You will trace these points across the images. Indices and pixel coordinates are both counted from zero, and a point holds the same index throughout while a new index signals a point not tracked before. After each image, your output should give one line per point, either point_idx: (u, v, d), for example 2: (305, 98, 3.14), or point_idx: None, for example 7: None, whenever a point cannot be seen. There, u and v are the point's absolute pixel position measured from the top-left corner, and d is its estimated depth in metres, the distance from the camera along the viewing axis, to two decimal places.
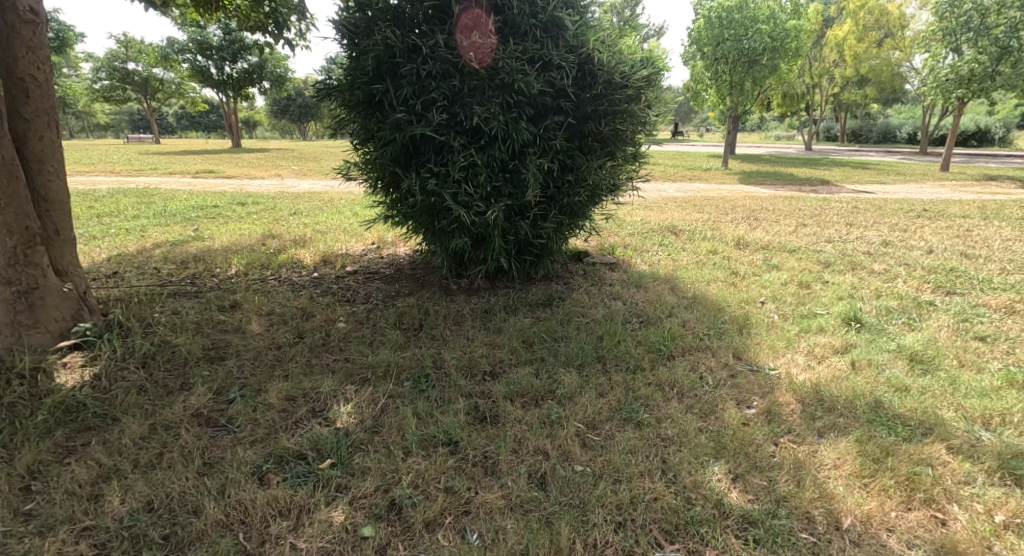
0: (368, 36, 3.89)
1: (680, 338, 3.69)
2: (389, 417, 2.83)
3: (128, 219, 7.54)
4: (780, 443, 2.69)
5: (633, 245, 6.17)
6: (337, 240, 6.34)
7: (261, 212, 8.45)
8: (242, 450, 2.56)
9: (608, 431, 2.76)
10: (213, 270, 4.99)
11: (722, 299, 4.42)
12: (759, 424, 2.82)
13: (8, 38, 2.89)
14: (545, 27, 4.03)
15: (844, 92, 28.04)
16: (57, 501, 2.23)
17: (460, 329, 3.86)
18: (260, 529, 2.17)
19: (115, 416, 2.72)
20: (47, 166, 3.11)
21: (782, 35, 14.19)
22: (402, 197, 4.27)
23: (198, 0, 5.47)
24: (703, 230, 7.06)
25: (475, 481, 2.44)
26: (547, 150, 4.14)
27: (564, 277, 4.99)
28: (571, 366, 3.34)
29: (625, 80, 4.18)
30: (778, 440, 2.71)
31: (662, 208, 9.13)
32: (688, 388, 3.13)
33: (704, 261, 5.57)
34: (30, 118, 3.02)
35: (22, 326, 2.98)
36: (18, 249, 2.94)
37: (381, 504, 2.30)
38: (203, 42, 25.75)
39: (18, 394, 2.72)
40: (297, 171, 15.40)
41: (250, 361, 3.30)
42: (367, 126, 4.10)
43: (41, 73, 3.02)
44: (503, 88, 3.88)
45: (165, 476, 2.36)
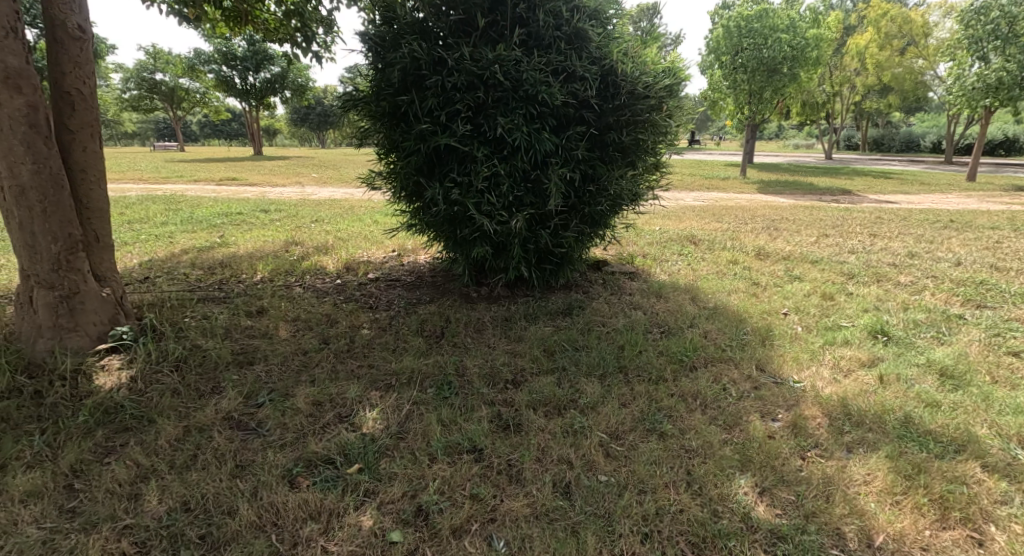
0: (394, 49, 3.98)
1: (702, 349, 3.68)
2: (414, 423, 2.87)
3: (156, 225, 7.75)
4: (807, 457, 2.66)
5: (652, 254, 6.16)
6: (359, 247, 6.44)
7: (284, 219, 8.64)
8: (273, 453, 2.61)
9: (632, 441, 2.76)
10: (239, 276, 5.11)
11: (744, 310, 4.40)
12: (786, 437, 2.80)
13: (57, 54, 3.02)
14: (569, 39, 4.08)
15: (865, 101, 27.70)
16: (99, 499, 2.31)
17: (481, 337, 3.89)
18: (292, 531, 2.22)
19: (150, 417, 2.80)
20: (89, 175, 3.22)
21: (802, 44, 14.09)
22: (425, 206, 4.33)
23: (229, 15, 5.65)
24: (722, 239, 7.04)
25: (500, 488, 2.46)
26: (569, 160, 4.17)
27: (584, 286, 5.00)
28: (593, 376, 3.35)
29: (647, 91, 4.21)
30: (805, 454, 2.69)
31: (680, 217, 9.12)
32: (712, 399, 3.12)
33: (724, 271, 5.54)
34: (75, 130, 3.14)
35: (62, 329, 3.09)
36: (62, 255, 3.05)
37: (409, 510, 2.33)
38: (228, 53, 26.47)
39: (61, 395, 2.83)
40: (317, 179, 15.68)
41: (277, 366, 3.37)
42: (393, 136, 4.17)
43: (85, 87, 3.14)
44: (527, 99, 3.93)
45: (199, 478, 2.42)
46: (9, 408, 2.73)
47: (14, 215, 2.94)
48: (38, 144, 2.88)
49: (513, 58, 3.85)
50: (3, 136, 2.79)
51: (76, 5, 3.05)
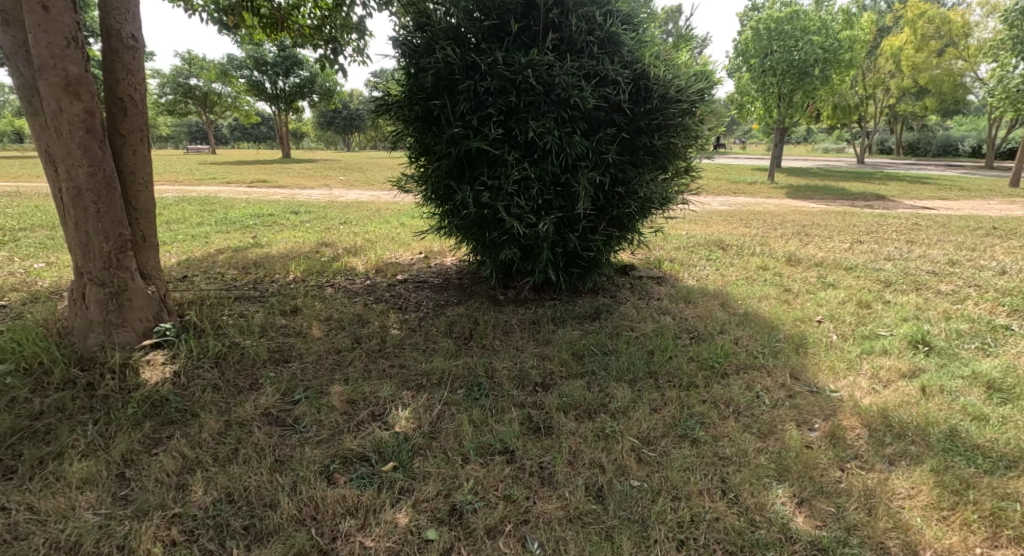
0: (428, 54, 4.03)
1: (734, 355, 3.63)
2: (446, 423, 2.91)
3: (192, 225, 7.99)
4: (846, 469, 2.61)
5: (680, 259, 6.11)
6: (387, 249, 6.54)
7: (314, 220, 8.83)
8: (310, 449, 2.67)
9: (664, 447, 2.74)
10: (272, 276, 5.23)
11: (776, 316, 4.32)
12: (823, 447, 2.74)
13: (111, 61, 3.15)
14: (601, 44, 4.07)
15: (901, 104, 26.97)
16: (149, 488, 2.39)
17: (509, 339, 3.91)
18: (331, 526, 2.27)
19: (194, 412, 2.89)
20: (138, 177, 3.35)
21: (835, 46, 13.77)
22: (455, 209, 4.37)
23: (265, 22, 5.81)
24: (751, 244, 6.93)
25: (533, 490, 2.48)
26: (600, 164, 4.17)
27: (611, 290, 4.98)
28: (623, 381, 3.33)
29: (679, 94, 4.18)
30: (844, 466, 2.63)
31: (707, 221, 9.01)
32: (745, 407, 3.08)
33: (755, 277, 5.45)
34: (126, 134, 3.26)
35: (111, 325, 3.21)
36: (112, 254, 3.17)
37: (444, 509, 2.36)
38: (259, 58, 27.14)
39: (110, 387, 2.94)
40: (345, 181, 16.07)
41: (312, 365, 3.44)
42: (424, 140, 4.23)
43: (136, 93, 3.26)
44: (559, 103, 3.94)
45: (241, 470, 2.50)
46: (64, 399, 2.83)
47: (70, 215, 3.08)
48: (94, 148, 3.00)
49: (546, 62, 3.86)
50: (61, 140, 2.92)
51: (130, 14, 3.17)
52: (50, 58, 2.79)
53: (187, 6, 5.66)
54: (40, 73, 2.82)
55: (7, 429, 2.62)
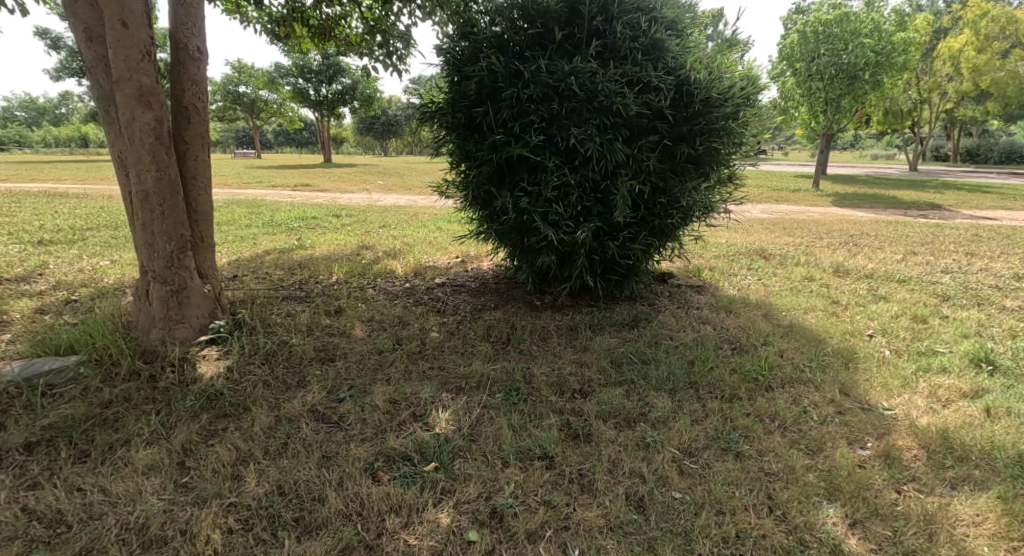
0: (472, 62, 4.10)
1: (779, 368, 3.54)
2: (485, 427, 2.94)
3: (240, 227, 8.30)
4: (903, 491, 2.52)
5: (720, 267, 6.00)
6: (425, 252, 6.65)
7: (354, 224, 9.06)
8: (354, 447, 2.75)
9: (706, 460, 2.70)
10: (316, 277, 5.39)
11: (823, 329, 4.20)
12: (878, 467, 2.65)
13: (178, 73, 3.33)
14: (645, 50, 4.06)
15: (959, 109, 25.76)
16: (207, 477, 2.51)
17: (546, 345, 3.93)
18: (376, 522, 2.33)
19: (246, 406, 3.02)
20: (199, 182, 3.51)
21: (888, 49, 13.27)
22: (495, 214, 4.42)
23: (314, 31, 6.02)
24: (795, 254, 6.74)
25: (573, 497, 2.48)
26: (640, 171, 4.13)
27: (649, 297, 4.92)
28: (663, 390, 3.29)
29: (724, 99, 4.10)
30: (900, 488, 2.54)
31: (748, 229, 8.81)
32: (792, 422, 3.00)
33: (800, 287, 5.31)
34: (189, 140, 3.43)
35: (172, 321, 3.38)
36: (174, 253, 3.34)
37: (485, 511, 2.39)
38: (304, 66, 27.99)
39: (170, 380, 3.09)
40: (384, 185, 16.41)
41: (355, 364, 3.54)
42: (466, 147, 4.29)
43: (201, 103, 3.44)
44: (601, 110, 3.95)
45: (291, 464, 2.60)
46: (130, 389, 2.99)
47: (138, 216, 3.25)
48: (162, 153, 3.17)
49: (589, 69, 3.88)
50: (133, 146, 3.10)
51: (196, 29, 3.35)
52: (126, 70, 2.98)
53: (241, 19, 5.92)
54: (117, 84, 3.00)
55: (81, 415, 2.78)
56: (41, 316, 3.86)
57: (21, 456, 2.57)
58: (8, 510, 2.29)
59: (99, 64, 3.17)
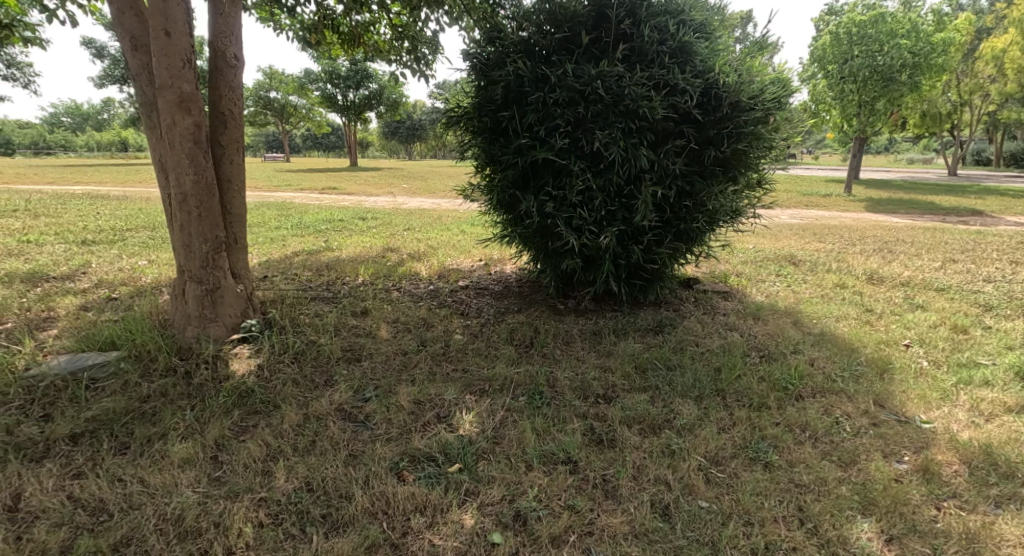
0: (499, 67, 4.14)
1: (809, 377, 3.47)
2: (509, 429, 2.96)
3: (270, 229, 8.50)
4: (942, 508, 2.46)
5: (747, 273, 5.92)
6: (449, 255, 6.70)
7: (380, 226, 9.18)
8: (380, 446, 2.79)
9: (733, 469, 2.67)
10: (343, 278, 5.48)
11: (856, 338, 4.10)
12: (915, 482, 2.59)
13: (216, 79, 3.43)
14: (673, 53, 4.04)
15: (1000, 112, 24.89)
16: (239, 472, 2.58)
17: (570, 349, 3.93)
18: (401, 521, 2.36)
19: (276, 403, 3.09)
20: (234, 185, 3.61)
21: (926, 50, 12.90)
22: (519, 218, 4.44)
23: (344, 38, 6.13)
24: (826, 260, 6.61)
25: (597, 502, 2.48)
26: (666, 175, 4.10)
27: (674, 303, 4.88)
28: (689, 397, 3.26)
29: (753, 102, 4.05)
30: (940, 504, 2.47)
31: (776, 235, 8.66)
32: (823, 433, 2.94)
33: (831, 295, 5.20)
34: (225, 145, 3.53)
35: (206, 319, 3.48)
36: (209, 254, 3.44)
37: (509, 514, 2.41)
38: (333, 72, 28.50)
39: (204, 376, 3.18)
40: (409, 189, 16.59)
41: (381, 364, 3.60)
42: (492, 151, 4.32)
43: (237, 108, 3.54)
44: (627, 114, 3.94)
45: (319, 461, 2.65)
46: (167, 385, 3.09)
47: (176, 218, 3.36)
48: (200, 157, 3.27)
49: (616, 73, 3.88)
50: (173, 150, 3.20)
51: (234, 37, 3.45)
52: (169, 77, 3.08)
53: (275, 26, 6.08)
54: (160, 91, 3.12)
55: (121, 409, 2.88)
56: (84, 313, 4.01)
57: (66, 447, 2.67)
58: (54, 498, 2.38)
59: (142, 71, 3.29)
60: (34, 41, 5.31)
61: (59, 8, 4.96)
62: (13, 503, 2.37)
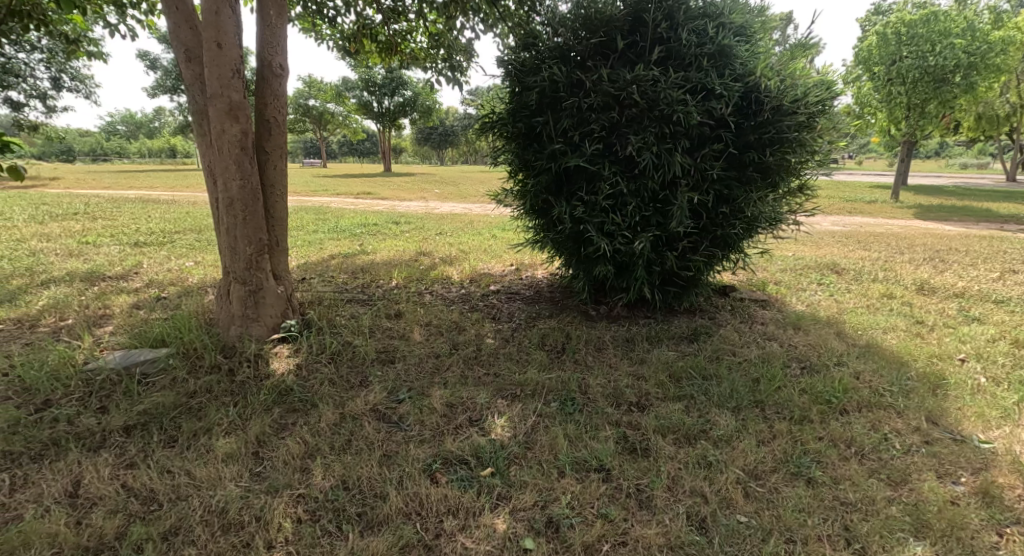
0: (534, 73, 4.16)
1: (855, 391, 3.36)
2: (540, 435, 2.95)
3: (308, 233, 8.70)
4: (1004, 534, 2.35)
5: (787, 282, 5.77)
6: (481, 260, 6.74)
7: (413, 231, 9.30)
8: (413, 447, 2.83)
9: (774, 484, 2.60)
10: (377, 281, 5.57)
11: (905, 351, 3.95)
12: (974, 506, 2.48)
13: (262, 88, 3.54)
14: (712, 57, 3.98)
15: None
16: (278, 468, 2.65)
17: (602, 356, 3.90)
18: (434, 523, 2.39)
19: (314, 402, 3.16)
20: (277, 190, 3.72)
21: (983, 50, 12.33)
22: (551, 223, 4.44)
23: (381, 47, 6.25)
24: (872, 269, 6.38)
25: (630, 512, 2.45)
26: (703, 180, 4.04)
27: (709, 310, 4.79)
28: (726, 408, 3.20)
29: (795, 106, 3.96)
30: (1001, 530, 2.36)
31: (818, 242, 8.41)
32: (871, 449, 2.85)
33: (878, 306, 5.02)
34: (270, 151, 3.64)
35: (248, 319, 3.59)
36: (253, 256, 3.54)
37: (540, 520, 2.40)
38: (370, 80, 29.09)
39: (247, 374, 3.28)
40: (441, 194, 16.74)
41: (414, 366, 3.64)
42: (526, 156, 4.33)
43: (280, 116, 3.65)
44: (661, 119, 3.91)
45: (355, 460, 2.70)
46: (212, 382, 3.20)
47: (223, 221, 3.49)
48: (246, 163, 3.38)
49: (651, 77, 3.85)
50: (222, 156, 3.33)
51: (280, 47, 3.56)
52: (219, 87, 3.21)
53: (316, 36, 6.25)
54: (210, 100, 3.24)
55: (170, 403, 2.99)
56: (136, 311, 4.19)
57: (120, 438, 2.79)
58: (109, 486, 2.49)
59: (194, 81, 3.43)
60: (97, 55, 5.60)
61: (121, 23, 5.22)
62: (73, 490, 2.49)
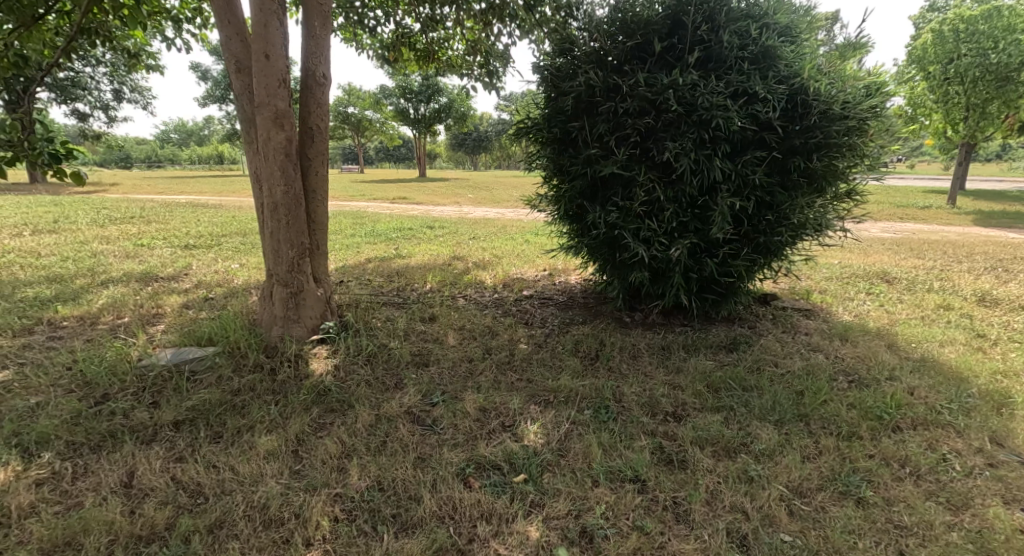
0: (571, 78, 4.13)
1: (908, 407, 3.20)
2: (574, 442, 2.91)
3: (346, 237, 8.87)
4: None
5: (833, 291, 5.56)
6: (514, 265, 6.73)
7: (447, 235, 9.37)
8: (447, 451, 2.83)
9: (820, 502, 2.50)
10: (412, 285, 5.62)
11: (964, 366, 3.75)
12: None
13: (306, 97, 3.62)
14: (755, 59, 3.88)
15: None
16: (316, 466, 2.69)
17: (636, 363, 3.83)
18: (468, 528, 2.38)
19: (350, 403, 3.20)
20: (318, 195, 3.79)
21: None
22: (586, 229, 4.40)
23: (419, 54, 6.33)
24: (926, 279, 6.09)
25: (667, 525, 2.40)
26: (744, 186, 3.93)
27: (750, 319, 4.66)
28: (768, 421, 3.09)
29: (845, 110, 3.82)
30: None
31: (867, 250, 8.09)
32: (927, 470, 2.71)
33: (933, 318, 4.79)
34: (312, 158, 3.72)
35: (289, 320, 3.67)
36: (295, 259, 3.62)
37: (574, 529, 2.37)
38: (407, 87, 29.54)
39: (287, 373, 3.35)
40: (476, 198, 16.83)
41: (448, 370, 3.65)
42: (561, 161, 4.30)
43: (323, 123, 3.72)
44: (701, 123, 3.84)
45: (390, 462, 2.71)
46: (255, 380, 3.27)
47: (268, 225, 3.57)
48: (290, 169, 3.46)
49: (690, 81, 3.78)
50: (268, 163, 3.41)
51: (324, 57, 3.63)
52: (266, 96, 3.29)
53: (356, 46, 6.38)
54: (257, 108, 3.33)
55: (215, 400, 3.08)
56: (186, 311, 4.34)
57: (170, 432, 2.88)
58: (160, 478, 2.57)
59: (242, 90, 3.53)
60: (155, 68, 5.86)
61: (176, 37, 5.45)
62: (127, 481, 2.58)
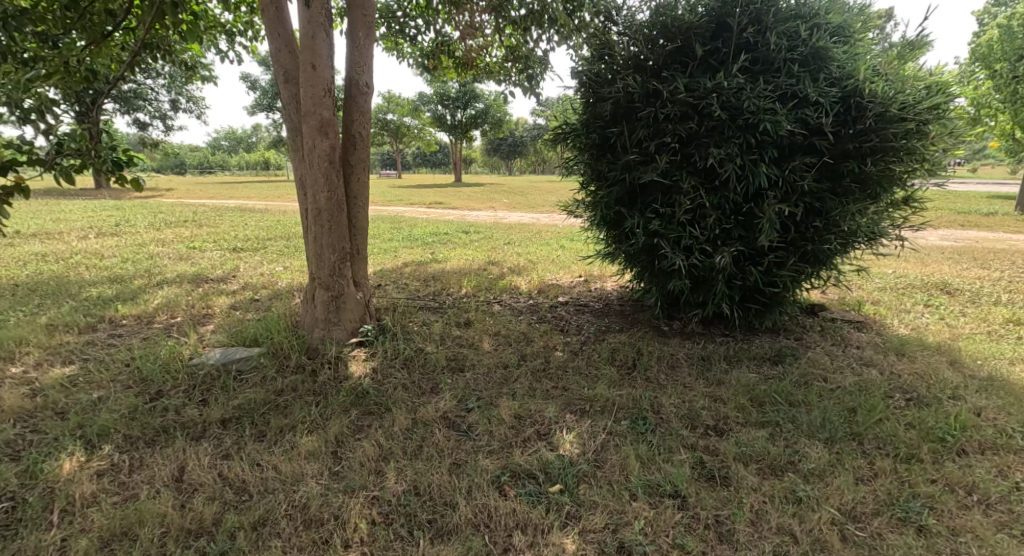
0: (608, 84, 4.07)
1: (975, 429, 3.00)
2: (611, 454, 2.84)
3: (384, 241, 9.00)
4: None
5: (887, 303, 5.30)
6: (549, 271, 6.68)
7: (482, 240, 9.38)
8: (482, 457, 2.80)
9: (876, 528, 2.37)
10: (448, 290, 5.63)
11: None
12: None
13: (350, 105, 3.68)
14: (805, 61, 3.75)
15: None
16: (354, 468, 2.70)
17: (675, 374, 3.73)
18: (504, 537, 2.34)
19: (387, 406, 3.21)
20: (360, 201, 3.83)
21: None
22: (624, 236, 4.31)
23: (458, 61, 6.38)
24: (991, 291, 5.74)
25: (710, 545, 2.31)
26: (792, 192, 3.79)
27: (796, 331, 4.48)
28: (817, 439, 2.95)
29: (904, 112, 3.64)
30: None
31: (924, 259, 7.69)
32: (997, 499, 2.53)
33: (999, 333, 4.50)
34: (354, 164, 3.76)
35: (330, 322, 3.71)
36: (337, 263, 3.67)
37: (612, 544, 2.30)
38: (445, 93, 29.89)
39: (327, 375, 3.39)
40: (511, 204, 16.86)
41: (483, 376, 3.62)
42: (598, 167, 4.23)
43: (366, 130, 3.76)
44: (747, 128, 3.72)
45: (426, 467, 2.70)
46: (297, 381, 3.32)
47: (311, 230, 3.64)
48: (333, 176, 3.52)
49: (735, 85, 3.67)
50: (312, 169, 3.48)
51: (367, 65, 3.68)
52: (312, 105, 3.36)
53: (397, 54, 6.47)
54: (303, 117, 3.40)
55: (260, 400, 3.14)
56: (232, 312, 4.46)
57: (218, 429, 2.95)
58: (208, 474, 2.63)
59: (288, 100, 3.61)
60: (208, 79, 6.07)
61: (229, 50, 5.64)
62: (178, 475, 2.65)
